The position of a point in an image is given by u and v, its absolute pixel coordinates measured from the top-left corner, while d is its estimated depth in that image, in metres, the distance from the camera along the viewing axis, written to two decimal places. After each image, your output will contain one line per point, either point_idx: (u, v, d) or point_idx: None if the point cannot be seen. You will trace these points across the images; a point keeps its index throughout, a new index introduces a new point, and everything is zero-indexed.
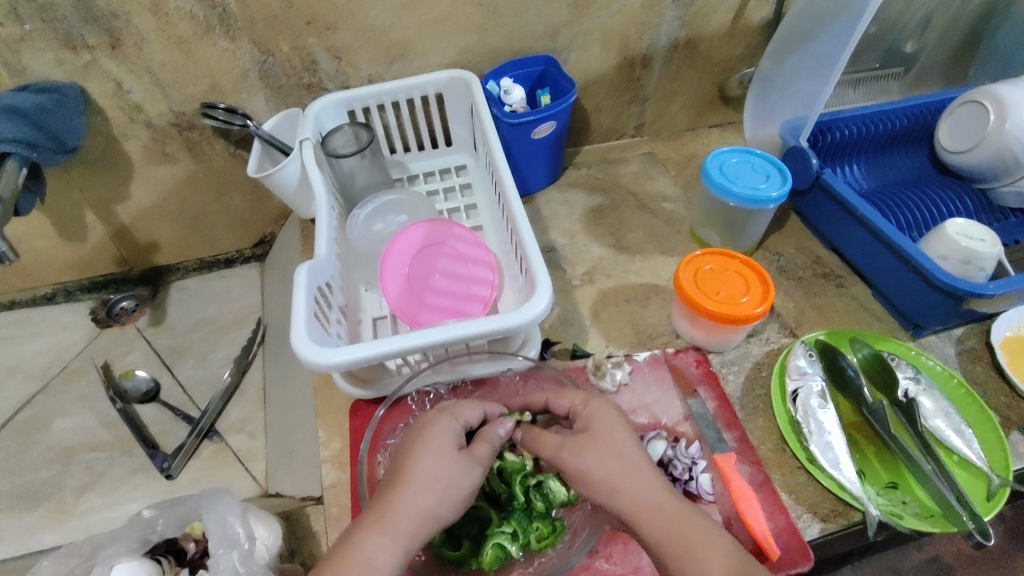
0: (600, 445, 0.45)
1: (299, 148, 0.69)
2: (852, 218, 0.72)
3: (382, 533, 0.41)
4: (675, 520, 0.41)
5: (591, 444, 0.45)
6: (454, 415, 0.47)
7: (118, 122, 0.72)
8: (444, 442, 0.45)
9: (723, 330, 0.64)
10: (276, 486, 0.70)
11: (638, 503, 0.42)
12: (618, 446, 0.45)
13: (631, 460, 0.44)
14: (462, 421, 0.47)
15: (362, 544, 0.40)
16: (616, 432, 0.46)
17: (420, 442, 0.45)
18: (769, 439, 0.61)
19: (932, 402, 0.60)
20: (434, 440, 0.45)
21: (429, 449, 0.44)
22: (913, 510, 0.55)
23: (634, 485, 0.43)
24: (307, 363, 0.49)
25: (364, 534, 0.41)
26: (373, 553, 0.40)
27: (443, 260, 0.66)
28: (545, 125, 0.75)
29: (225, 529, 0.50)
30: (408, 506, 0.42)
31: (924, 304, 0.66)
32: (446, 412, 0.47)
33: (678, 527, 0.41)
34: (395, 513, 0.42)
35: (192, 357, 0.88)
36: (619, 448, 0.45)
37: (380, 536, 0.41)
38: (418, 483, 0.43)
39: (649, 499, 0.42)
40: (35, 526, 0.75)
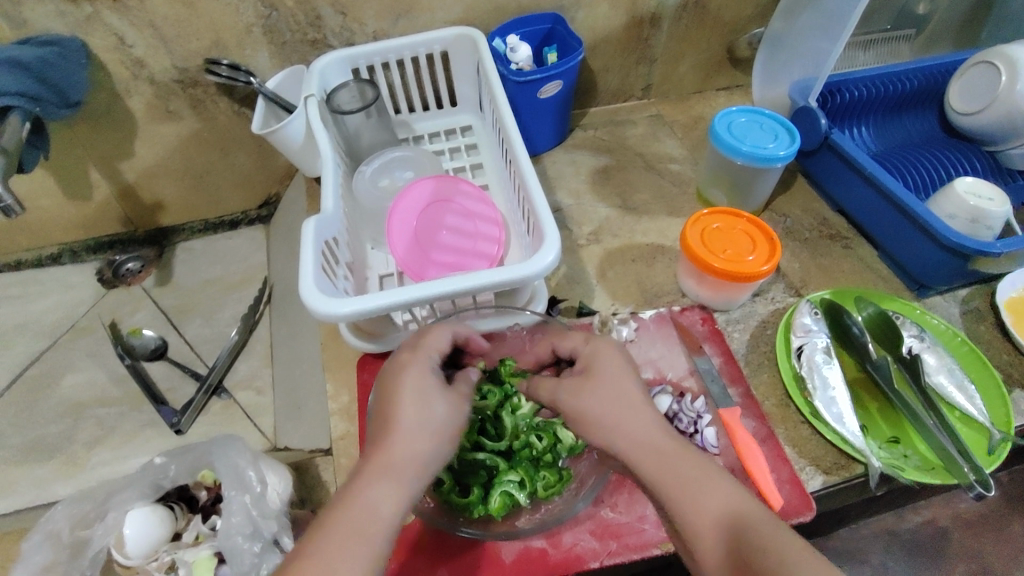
0: (602, 386, 0.46)
1: (304, 104, 0.68)
2: (860, 179, 0.72)
3: (379, 481, 0.41)
4: (670, 456, 0.42)
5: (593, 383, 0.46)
6: (428, 353, 0.48)
7: (121, 78, 0.71)
8: (423, 385, 0.45)
9: (728, 288, 0.64)
10: (284, 440, 0.71)
11: (636, 440, 0.43)
12: (619, 385, 0.46)
13: (632, 398, 0.45)
14: (433, 358, 0.48)
15: (362, 495, 0.40)
16: (616, 372, 0.47)
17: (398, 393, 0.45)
18: (773, 394, 0.61)
19: (936, 358, 0.60)
20: (414, 385, 0.45)
21: (410, 396, 0.44)
22: (915, 463, 0.56)
23: (631, 420, 0.44)
24: (316, 312, 0.49)
25: (360, 485, 0.40)
26: (375, 502, 0.40)
27: (448, 216, 0.66)
28: (552, 84, 0.74)
29: (238, 475, 0.51)
30: (405, 452, 0.42)
31: (930, 264, 0.66)
32: (420, 350, 0.48)
33: (672, 462, 0.42)
34: (390, 463, 0.41)
35: (198, 316, 0.89)
36: (617, 386, 0.46)
37: (380, 484, 0.41)
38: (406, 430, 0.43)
39: (645, 435, 0.43)
40: (47, 478, 0.76)
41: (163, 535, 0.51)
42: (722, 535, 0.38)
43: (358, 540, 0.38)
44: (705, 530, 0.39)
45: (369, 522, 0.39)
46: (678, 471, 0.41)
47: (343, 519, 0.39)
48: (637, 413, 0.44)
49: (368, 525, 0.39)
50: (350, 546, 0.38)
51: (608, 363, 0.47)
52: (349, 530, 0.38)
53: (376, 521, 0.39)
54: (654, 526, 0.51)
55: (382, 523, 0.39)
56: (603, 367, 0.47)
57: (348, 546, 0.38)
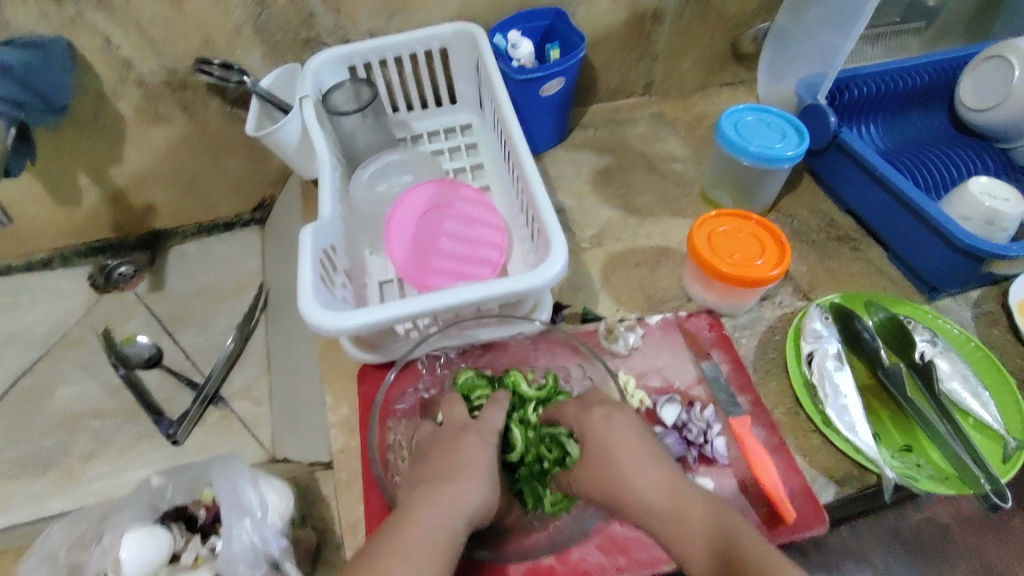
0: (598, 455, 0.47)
1: (299, 105, 0.66)
2: (870, 179, 0.70)
3: (441, 501, 0.44)
4: (681, 512, 0.43)
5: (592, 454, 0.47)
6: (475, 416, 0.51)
7: (108, 80, 0.68)
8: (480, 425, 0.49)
9: (736, 293, 0.62)
10: (283, 452, 0.70)
11: (640, 502, 0.44)
12: (614, 441, 0.47)
13: (632, 454, 0.46)
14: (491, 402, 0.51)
15: (423, 512, 0.43)
16: (613, 431, 0.47)
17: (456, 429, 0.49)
18: (783, 403, 0.60)
19: (949, 364, 0.59)
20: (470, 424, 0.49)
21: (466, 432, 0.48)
22: (928, 473, 0.54)
23: (631, 474, 0.45)
24: (315, 327, 0.47)
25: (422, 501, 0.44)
26: (436, 516, 0.43)
27: (449, 222, 0.64)
28: (554, 83, 0.72)
29: (236, 497, 0.49)
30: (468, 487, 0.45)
31: (942, 266, 0.65)
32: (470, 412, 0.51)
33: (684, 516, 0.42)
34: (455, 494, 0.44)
35: (193, 323, 0.87)
36: (620, 448, 0.47)
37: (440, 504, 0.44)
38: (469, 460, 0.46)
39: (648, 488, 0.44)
40: (42, 493, 0.75)
41: (161, 558, 0.49)
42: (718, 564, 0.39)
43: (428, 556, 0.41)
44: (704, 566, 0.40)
45: (431, 534, 0.42)
46: (681, 522, 0.42)
47: (407, 530, 0.42)
48: (645, 472, 0.45)
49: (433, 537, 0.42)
50: (411, 555, 0.40)
51: (610, 425, 0.48)
52: (414, 541, 0.41)
53: (438, 533, 0.42)
54: None
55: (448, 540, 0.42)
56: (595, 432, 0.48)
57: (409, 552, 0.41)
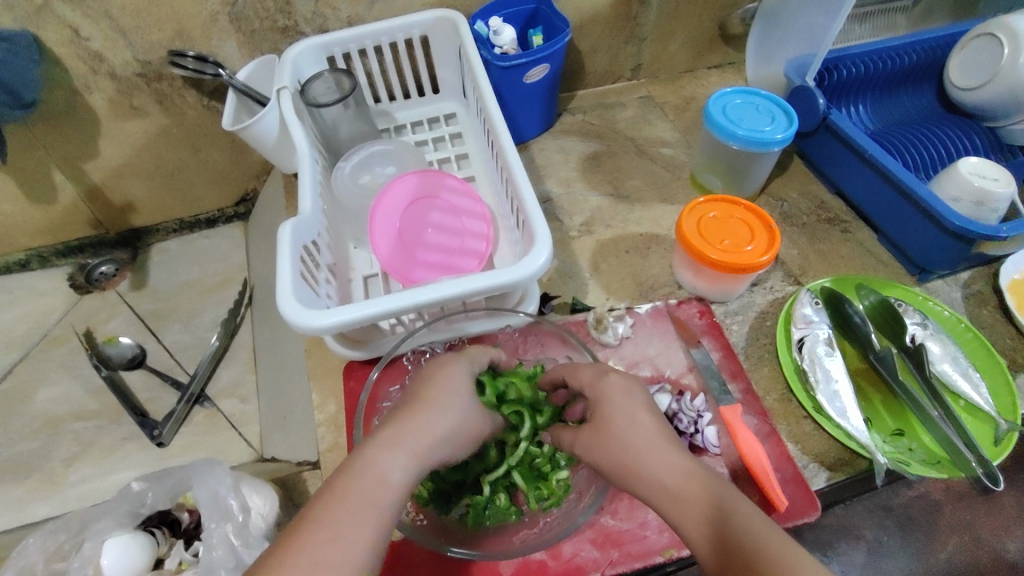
0: (606, 427, 0.43)
1: (276, 97, 0.65)
2: (860, 161, 0.69)
3: (393, 451, 0.38)
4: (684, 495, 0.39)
5: (602, 429, 0.43)
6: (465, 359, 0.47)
7: (79, 73, 0.66)
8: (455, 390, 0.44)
9: (726, 280, 0.62)
10: (271, 450, 0.69)
11: (655, 481, 0.40)
12: (631, 418, 0.43)
13: (646, 433, 0.42)
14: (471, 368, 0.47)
15: (370, 466, 0.38)
16: (628, 408, 0.43)
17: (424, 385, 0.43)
18: (774, 389, 0.60)
19: (940, 346, 0.58)
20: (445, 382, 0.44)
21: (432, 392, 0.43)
22: (920, 457, 0.54)
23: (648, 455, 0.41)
24: (296, 325, 0.46)
25: (373, 452, 0.38)
26: (385, 472, 0.38)
27: (434, 213, 0.63)
28: (539, 68, 0.70)
29: (218, 503, 0.48)
30: (427, 425, 0.41)
31: (932, 248, 0.64)
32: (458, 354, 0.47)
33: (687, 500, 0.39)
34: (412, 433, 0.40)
35: (177, 321, 0.86)
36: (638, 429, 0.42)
37: (393, 456, 0.38)
38: (432, 412, 0.41)
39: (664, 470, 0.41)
40: (24, 498, 0.74)
41: (145, 564, 0.48)
42: (720, 554, 0.36)
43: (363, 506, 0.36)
44: (708, 555, 0.37)
45: (375, 490, 0.37)
46: (694, 506, 0.38)
47: (349, 489, 0.37)
48: (667, 453, 0.41)
49: (376, 494, 0.37)
50: (359, 502, 0.36)
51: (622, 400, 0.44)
52: (353, 503, 0.36)
53: (384, 491, 0.37)
54: (656, 532, 0.49)
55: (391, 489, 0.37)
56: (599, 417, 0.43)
57: (345, 521, 0.35)
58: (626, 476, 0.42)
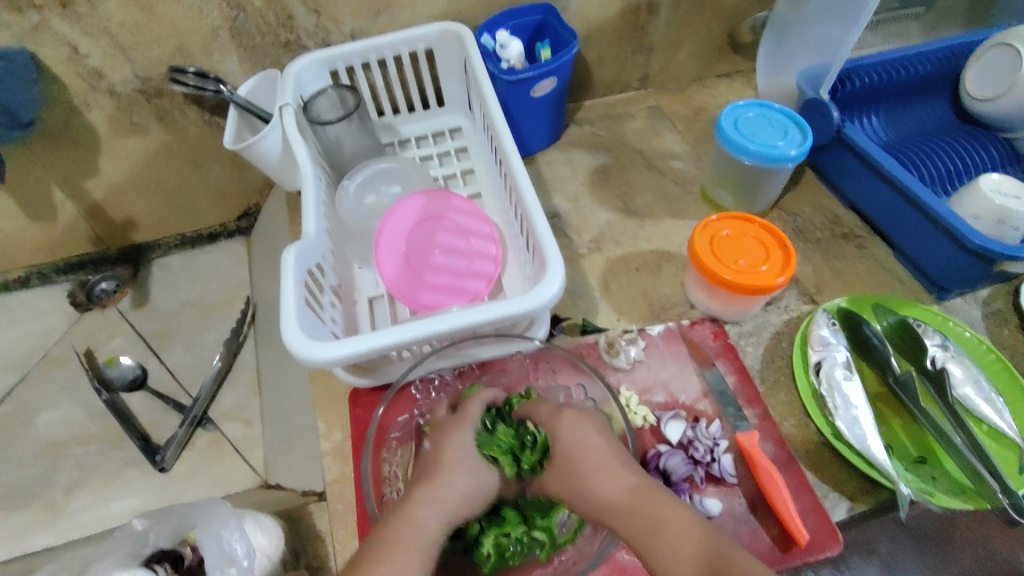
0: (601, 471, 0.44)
1: (279, 114, 0.63)
2: (875, 175, 0.68)
3: (430, 505, 0.44)
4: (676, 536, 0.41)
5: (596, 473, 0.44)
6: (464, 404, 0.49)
7: (78, 91, 0.65)
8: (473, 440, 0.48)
9: (741, 300, 0.60)
10: (276, 477, 0.68)
11: (652, 527, 0.42)
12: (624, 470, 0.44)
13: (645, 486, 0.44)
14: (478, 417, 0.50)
15: (413, 518, 0.43)
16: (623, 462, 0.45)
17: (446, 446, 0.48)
18: (791, 415, 0.58)
19: (961, 369, 0.57)
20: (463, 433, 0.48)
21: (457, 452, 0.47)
22: (944, 486, 0.53)
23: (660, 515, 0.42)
24: (302, 358, 0.45)
25: (414, 505, 0.44)
26: (424, 522, 0.43)
27: (441, 234, 0.61)
28: (547, 82, 0.69)
29: (222, 546, 0.47)
30: (455, 482, 0.45)
31: (952, 267, 0.63)
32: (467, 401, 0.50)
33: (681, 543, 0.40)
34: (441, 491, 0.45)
35: (179, 341, 0.85)
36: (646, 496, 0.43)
37: (428, 509, 0.44)
38: (457, 471, 0.46)
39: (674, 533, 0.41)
40: (24, 527, 0.73)
41: None
42: None
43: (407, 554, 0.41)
44: None
45: (417, 537, 0.42)
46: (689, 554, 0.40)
47: (396, 537, 0.42)
48: (671, 518, 0.42)
49: (417, 540, 0.42)
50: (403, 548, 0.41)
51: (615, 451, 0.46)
52: (399, 547, 0.42)
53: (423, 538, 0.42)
54: None
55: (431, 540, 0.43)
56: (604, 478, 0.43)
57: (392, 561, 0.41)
58: (633, 540, 0.42)
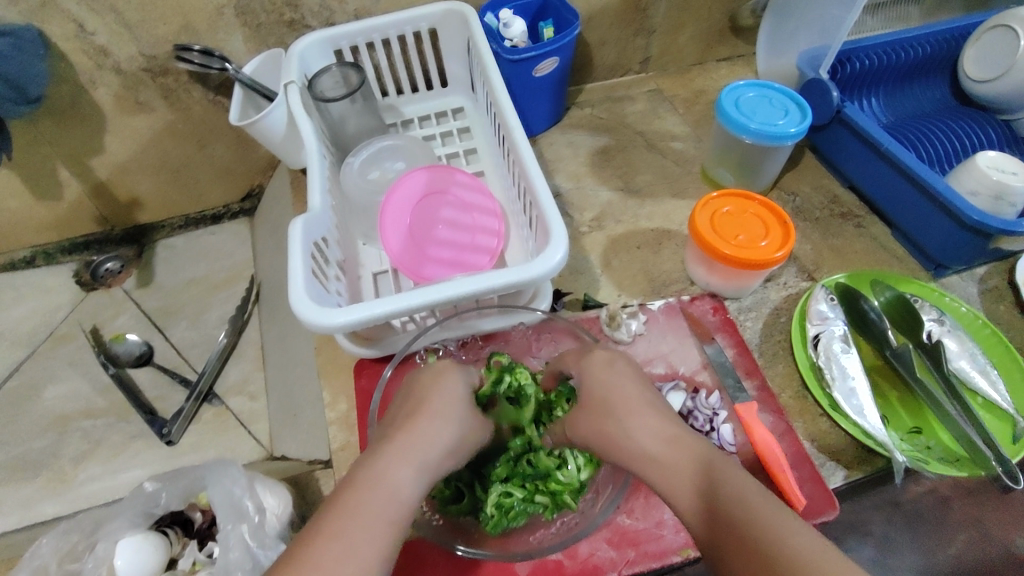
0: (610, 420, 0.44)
1: (284, 92, 0.64)
2: (874, 154, 0.69)
3: (401, 461, 0.40)
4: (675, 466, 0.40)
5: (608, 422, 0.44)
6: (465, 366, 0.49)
7: (84, 68, 0.65)
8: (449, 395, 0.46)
9: (740, 276, 0.61)
10: (281, 449, 0.68)
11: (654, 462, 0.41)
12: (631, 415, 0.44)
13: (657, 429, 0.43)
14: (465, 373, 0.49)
15: (381, 476, 0.39)
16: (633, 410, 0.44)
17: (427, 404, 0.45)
18: (789, 386, 0.59)
19: (957, 343, 0.58)
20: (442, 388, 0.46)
21: (437, 405, 0.44)
22: (938, 455, 0.54)
23: (655, 448, 0.42)
24: (309, 325, 0.46)
25: (382, 463, 0.40)
26: (397, 482, 0.39)
27: (445, 210, 0.62)
28: (548, 62, 0.69)
29: (233, 502, 0.48)
30: (429, 435, 0.42)
31: (949, 243, 0.64)
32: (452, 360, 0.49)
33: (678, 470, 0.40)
34: (413, 443, 0.41)
35: (183, 318, 0.85)
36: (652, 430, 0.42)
37: (401, 465, 0.40)
38: (431, 422, 0.43)
39: (674, 459, 0.40)
40: (34, 497, 0.73)
41: (159, 562, 0.48)
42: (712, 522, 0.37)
43: (381, 514, 0.37)
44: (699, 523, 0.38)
45: (388, 497, 0.38)
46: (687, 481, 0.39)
47: (364, 498, 0.37)
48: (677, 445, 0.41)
49: (388, 500, 0.38)
50: (375, 508, 0.37)
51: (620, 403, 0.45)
52: (367, 507, 0.37)
53: (395, 497, 0.38)
54: (672, 531, 0.49)
55: (404, 500, 0.39)
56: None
57: (360, 525, 0.36)
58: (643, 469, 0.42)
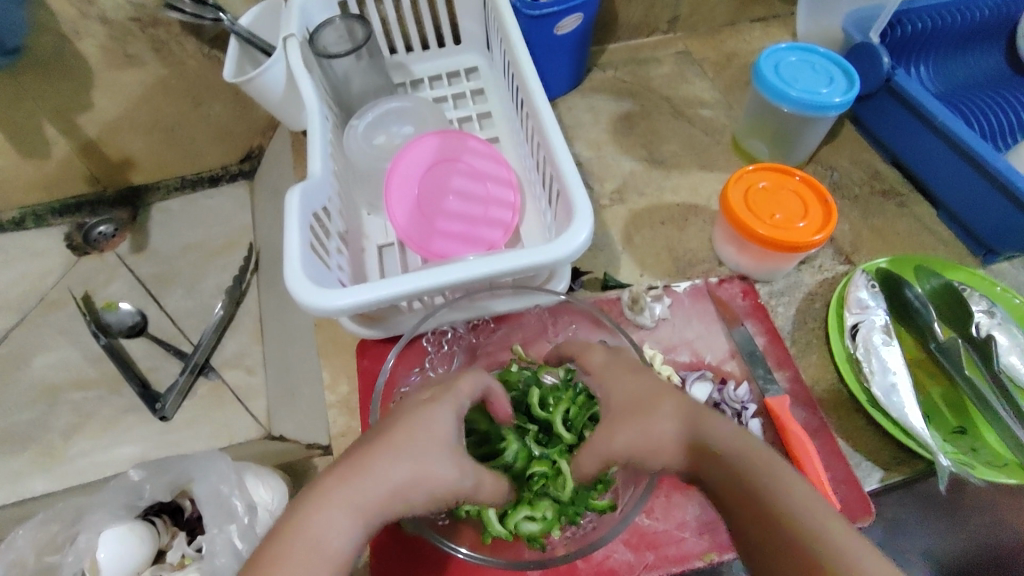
0: None
1: (283, 46, 0.58)
2: (925, 127, 0.63)
3: (338, 509, 0.32)
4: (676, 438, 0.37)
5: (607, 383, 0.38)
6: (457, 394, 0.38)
7: (68, 17, 0.60)
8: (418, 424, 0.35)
9: (774, 258, 0.56)
10: (278, 428, 0.66)
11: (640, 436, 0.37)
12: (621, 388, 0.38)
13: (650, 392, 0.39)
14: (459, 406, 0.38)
15: (311, 519, 0.31)
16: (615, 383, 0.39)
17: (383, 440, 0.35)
18: (823, 379, 0.55)
19: (1008, 337, 0.53)
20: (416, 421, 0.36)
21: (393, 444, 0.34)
22: (984, 458, 0.49)
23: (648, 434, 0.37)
24: (306, 307, 0.41)
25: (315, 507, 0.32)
26: (325, 531, 0.31)
27: (455, 178, 0.57)
28: (572, 19, 0.64)
29: (221, 500, 0.45)
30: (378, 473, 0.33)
31: (1004, 227, 0.58)
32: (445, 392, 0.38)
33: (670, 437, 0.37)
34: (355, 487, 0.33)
35: (179, 286, 0.82)
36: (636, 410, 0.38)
37: (337, 515, 0.32)
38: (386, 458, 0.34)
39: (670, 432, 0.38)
40: (23, 471, 0.72)
41: (146, 556, 0.45)
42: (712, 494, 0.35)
43: None
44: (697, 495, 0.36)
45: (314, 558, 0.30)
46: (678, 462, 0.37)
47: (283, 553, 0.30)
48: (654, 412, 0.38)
49: (321, 566, 0.31)
50: None
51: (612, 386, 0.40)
52: (287, 573, 0.30)
53: (322, 561, 0.30)
54: (694, 533, 0.46)
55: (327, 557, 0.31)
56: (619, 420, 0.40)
57: None
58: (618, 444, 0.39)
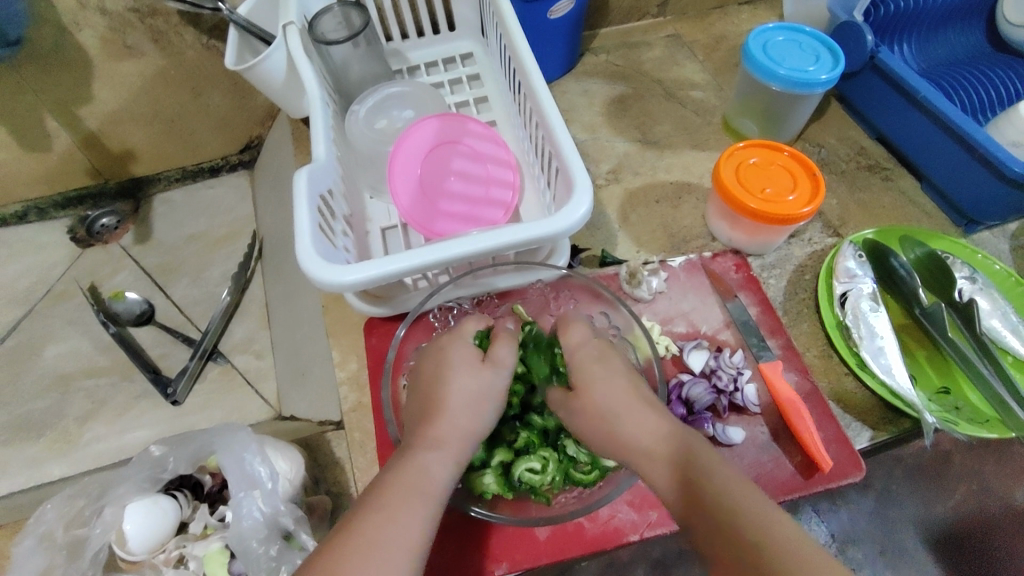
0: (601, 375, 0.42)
1: (283, 33, 0.59)
2: (908, 103, 0.65)
3: (439, 452, 0.40)
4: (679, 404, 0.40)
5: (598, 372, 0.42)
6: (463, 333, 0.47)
7: (67, 8, 0.61)
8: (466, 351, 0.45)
9: (765, 232, 0.58)
10: (289, 408, 0.67)
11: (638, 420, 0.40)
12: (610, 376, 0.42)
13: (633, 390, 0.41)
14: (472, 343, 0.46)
15: (418, 463, 0.39)
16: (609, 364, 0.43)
17: (446, 395, 0.42)
18: (814, 345, 0.57)
19: (989, 301, 0.55)
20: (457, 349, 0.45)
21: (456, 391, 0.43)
22: (968, 415, 0.52)
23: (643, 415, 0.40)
24: (319, 283, 0.43)
25: (418, 451, 0.40)
26: (430, 466, 0.39)
27: (455, 160, 0.59)
28: (564, 2, 0.65)
29: (244, 469, 0.46)
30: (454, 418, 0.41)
31: (985, 198, 0.61)
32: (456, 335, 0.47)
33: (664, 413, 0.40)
34: (444, 433, 0.41)
35: (185, 276, 0.84)
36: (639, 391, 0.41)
37: (433, 453, 0.40)
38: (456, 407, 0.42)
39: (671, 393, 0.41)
40: (39, 457, 0.73)
41: (168, 530, 0.47)
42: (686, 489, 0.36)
43: (417, 501, 0.37)
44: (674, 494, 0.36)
45: (422, 482, 0.38)
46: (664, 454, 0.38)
47: (396, 481, 0.38)
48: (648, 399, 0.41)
49: (423, 487, 0.38)
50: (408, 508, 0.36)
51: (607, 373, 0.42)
52: (404, 493, 0.37)
53: (430, 486, 0.38)
54: None
55: (437, 486, 0.38)
56: (619, 384, 0.42)
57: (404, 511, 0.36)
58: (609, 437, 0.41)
